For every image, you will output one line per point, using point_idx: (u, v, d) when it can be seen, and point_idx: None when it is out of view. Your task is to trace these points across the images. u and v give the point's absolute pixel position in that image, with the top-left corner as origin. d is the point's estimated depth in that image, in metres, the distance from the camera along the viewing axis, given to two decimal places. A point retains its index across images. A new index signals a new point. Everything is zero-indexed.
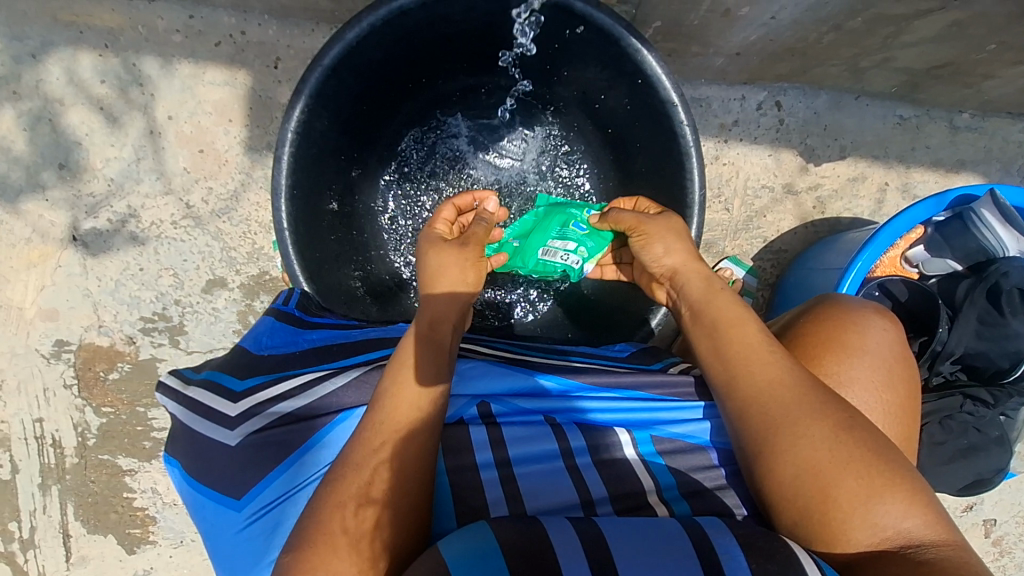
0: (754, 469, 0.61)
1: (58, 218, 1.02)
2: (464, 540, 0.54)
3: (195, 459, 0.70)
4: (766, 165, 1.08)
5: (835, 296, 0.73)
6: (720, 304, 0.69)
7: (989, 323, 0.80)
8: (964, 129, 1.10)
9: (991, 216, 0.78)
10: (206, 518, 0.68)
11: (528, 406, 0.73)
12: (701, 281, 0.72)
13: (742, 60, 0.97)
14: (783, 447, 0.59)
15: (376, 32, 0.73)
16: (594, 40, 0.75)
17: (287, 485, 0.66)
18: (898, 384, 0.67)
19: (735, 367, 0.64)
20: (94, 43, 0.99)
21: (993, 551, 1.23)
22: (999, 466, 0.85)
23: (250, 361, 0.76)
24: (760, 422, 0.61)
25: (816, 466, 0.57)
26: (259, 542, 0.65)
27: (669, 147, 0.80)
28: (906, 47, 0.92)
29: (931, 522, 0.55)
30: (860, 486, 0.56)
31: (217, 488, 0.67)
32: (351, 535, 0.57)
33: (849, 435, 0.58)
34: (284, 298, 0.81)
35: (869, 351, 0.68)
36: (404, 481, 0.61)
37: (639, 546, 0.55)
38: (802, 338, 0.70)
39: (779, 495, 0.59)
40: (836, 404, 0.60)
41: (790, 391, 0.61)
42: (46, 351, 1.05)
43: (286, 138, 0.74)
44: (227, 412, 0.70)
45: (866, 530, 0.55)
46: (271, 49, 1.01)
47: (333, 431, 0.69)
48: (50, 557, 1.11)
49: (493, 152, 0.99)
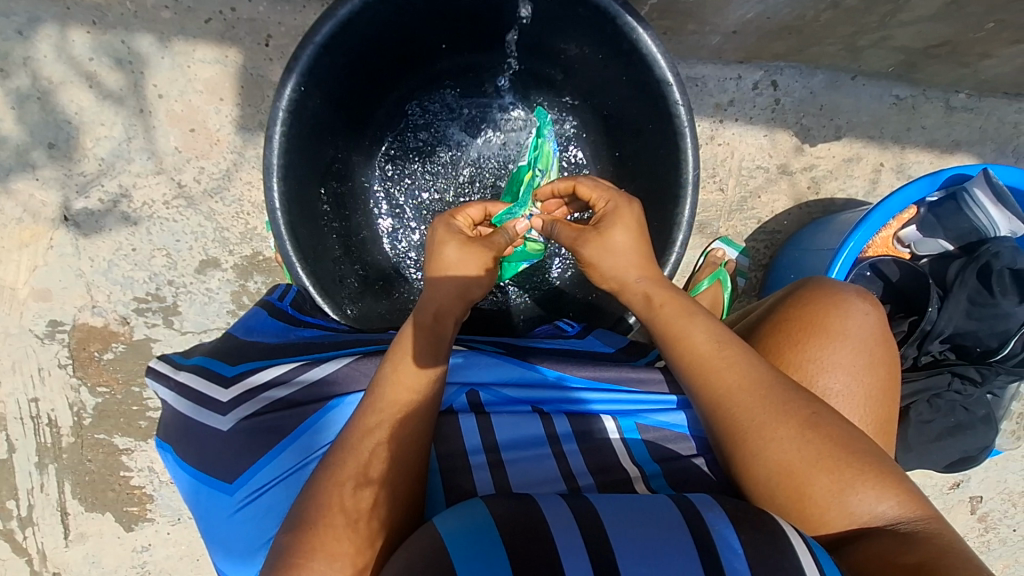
0: (732, 469, 0.62)
1: (49, 198, 1.01)
2: (459, 517, 0.53)
3: (187, 445, 0.70)
4: (762, 146, 1.08)
5: (823, 279, 0.73)
6: (666, 309, 0.68)
7: (979, 303, 0.79)
8: (959, 110, 1.09)
9: (984, 197, 0.78)
10: (202, 502, 0.69)
11: (518, 394, 0.74)
12: (643, 289, 0.70)
13: (738, 39, 0.96)
14: (753, 452, 0.60)
15: (369, 8, 0.72)
16: (590, 17, 0.75)
17: (281, 469, 0.67)
18: (878, 367, 0.67)
19: (695, 376, 0.64)
20: (82, 19, 0.97)
21: (976, 526, 1.25)
22: (984, 444, 0.86)
23: (242, 348, 0.77)
24: (728, 428, 0.61)
25: (789, 466, 0.58)
26: (255, 523, 0.66)
27: (663, 126, 0.80)
28: (904, 26, 0.91)
29: (907, 502, 0.57)
30: (832, 481, 0.57)
31: (208, 473, 0.68)
32: (349, 514, 0.58)
33: (815, 431, 0.58)
34: (279, 295, 0.85)
35: (852, 335, 0.67)
36: (405, 463, 0.62)
37: (632, 523, 0.54)
38: (784, 323, 0.70)
39: (757, 493, 0.60)
40: (800, 402, 0.60)
41: (752, 395, 0.61)
42: (41, 332, 1.05)
43: (277, 116, 0.73)
44: (217, 398, 0.71)
45: (843, 519, 0.57)
46: (262, 26, 1.00)
47: (326, 416, 0.69)
48: (49, 534, 1.12)
49: (487, 133, 0.98)
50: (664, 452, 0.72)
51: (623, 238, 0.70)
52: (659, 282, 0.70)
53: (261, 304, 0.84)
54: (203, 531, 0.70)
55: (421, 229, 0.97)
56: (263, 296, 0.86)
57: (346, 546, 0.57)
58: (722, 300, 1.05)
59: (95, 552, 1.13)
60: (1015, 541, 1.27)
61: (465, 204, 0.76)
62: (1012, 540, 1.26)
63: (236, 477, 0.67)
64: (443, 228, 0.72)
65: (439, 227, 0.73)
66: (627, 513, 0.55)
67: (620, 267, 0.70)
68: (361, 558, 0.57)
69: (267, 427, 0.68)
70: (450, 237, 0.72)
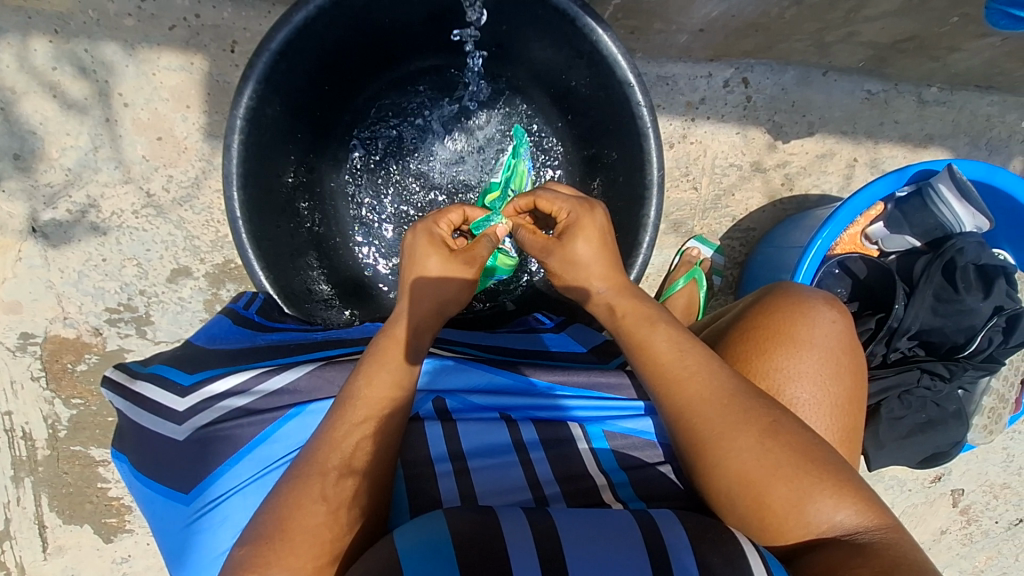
0: (695, 478, 0.62)
1: (16, 210, 1.01)
2: (419, 528, 0.52)
3: (145, 455, 0.70)
4: (734, 143, 1.07)
5: (790, 284, 0.73)
6: (629, 319, 0.68)
7: (944, 299, 0.79)
8: (931, 103, 1.09)
9: (948, 192, 0.77)
10: (158, 511, 0.68)
11: (484, 402, 0.74)
12: (605, 301, 0.70)
13: (706, 37, 0.96)
14: (713, 462, 0.59)
15: (325, 14, 0.71)
16: (550, 19, 0.74)
17: (238, 479, 0.66)
18: (844, 375, 0.67)
19: (659, 385, 0.63)
20: (43, 28, 0.96)
21: (958, 518, 1.25)
22: (957, 439, 0.86)
23: (202, 355, 0.75)
24: (690, 438, 0.61)
25: (748, 475, 0.57)
26: (205, 535, 0.65)
27: (626, 127, 0.79)
28: (869, 21, 0.91)
29: (864, 511, 0.57)
30: (790, 490, 0.56)
31: (167, 482, 0.68)
32: (331, 502, 0.57)
33: (774, 440, 0.58)
34: (244, 303, 0.82)
35: (818, 343, 0.67)
36: (381, 464, 0.61)
37: (589, 533, 0.54)
38: (753, 330, 0.69)
39: (718, 502, 0.60)
40: (760, 409, 0.60)
41: (712, 404, 0.60)
42: (11, 344, 1.04)
43: (234, 125, 0.72)
44: (173, 406, 0.69)
45: (801, 529, 0.56)
46: (226, 32, 0.99)
47: (287, 425, 0.68)
48: (27, 548, 1.11)
49: (455, 134, 0.98)
50: (632, 456, 0.71)
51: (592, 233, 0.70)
52: (623, 289, 0.70)
53: (224, 312, 0.82)
54: (160, 540, 0.69)
55: (392, 234, 0.98)
56: (229, 303, 0.83)
57: (322, 536, 0.56)
58: (697, 299, 1.05)
59: (74, 565, 1.13)
60: (997, 533, 1.28)
61: (444, 209, 0.74)
62: (994, 532, 1.27)
63: (195, 486, 0.66)
64: (427, 238, 0.72)
65: (420, 238, 0.72)
66: (586, 527, 0.54)
67: (591, 272, 0.70)
68: (335, 547, 0.56)
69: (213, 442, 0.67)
70: (433, 249, 0.71)
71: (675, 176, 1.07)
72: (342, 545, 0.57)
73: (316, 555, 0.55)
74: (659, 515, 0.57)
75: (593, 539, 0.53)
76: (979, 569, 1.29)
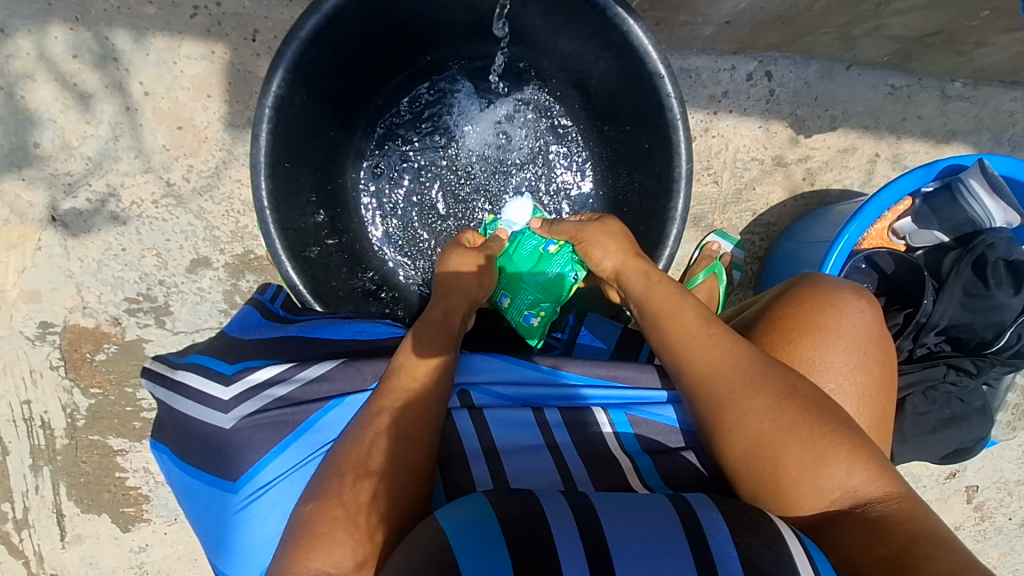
0: (713, 447, 0.62)
1: (36, 198, 1.00)
2: (460, 510, 0.52)
3: (187, 444, 0.69)
4: (756, 137, 1.07)
5: (817, 275, 0.73)
6: (662, 286, 0.73)
7: (974, 295, 0.79)
8: (955, 99, 1.08)
9: (979, 186, 0.77)
10: (202, 501, 0.68)
11: (509, 394, 0.73)
12: (643, 267, 0.76)
13: (732, 29, 0.95)
14: (731, 423, 0.60)
15: (354, 3, 0.71)
16: (579, 9, 0.74)
17: (282, 466, 0.66)
18: (871, 365, 0.66)
19: (679, 349, 0.66)
20: (64, 15, 0.95)
21: (973, 515, 1.25)
22: (981, 435, 0.86)
23: (239, 346, 0.75)
24: (708, 401, 0.62)
25: (764, 439, 0.58)
26: (254, 520, 0.65)
27: (655, 118, 0.79)
28: (898, 15, 0.90)
29: (876, 478, 0.56)
30: (804, 452, 0.56)
31: (210, 472, 0.67)
32: (349, 509, 0.56)
33: (789, 403, 0.58)
34: (271, 297, 0.84)
35: (847, 334, 0.67)
36: (404, 454, 0.60)
37: (629, 522, 0.53)
38: (779, 321, 0.69)
39: (736, 469, 0.60)
40: (778, 374, 0.61)
41: (732, 368, 0.62)
42: (31, 333, 1.04)
43: (262, 114, 0.71)
44: (217, 394, 0.69)
45: (815, 496, 0.56)
46: (248, 21, 0.98)
47: (328, 414, 0.68)
48: (45, 536, 1.11)
49: (477, 126, 0.97)
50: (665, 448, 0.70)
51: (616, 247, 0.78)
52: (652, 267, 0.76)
53: (252, 303, 0.82)
54: (202, 528, 0.69)
55: (412, 226, 0.97)
56: (253, 294, 0.85)
57: (344, 541, 0.54)
58: (719, 292, 1.02)
59: (93, 553, 1.13)
60: (1011, 530, 1.28)
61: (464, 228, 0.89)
62: (1008, 529, 1.27)
63: (239, 476, 0.65)
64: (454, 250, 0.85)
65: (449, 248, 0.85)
66: (626, 516, 0.54)
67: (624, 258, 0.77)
68: (361, 552, 0.54)
69: (241, 438, 0.66)
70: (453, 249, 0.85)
71: (696, 170, 1.06)
72: (369, 547, 0.55)
73: (344, 559, 0.54)
74: (701, 500, 0.57)
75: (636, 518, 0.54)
76: (992, 566, 1.30)
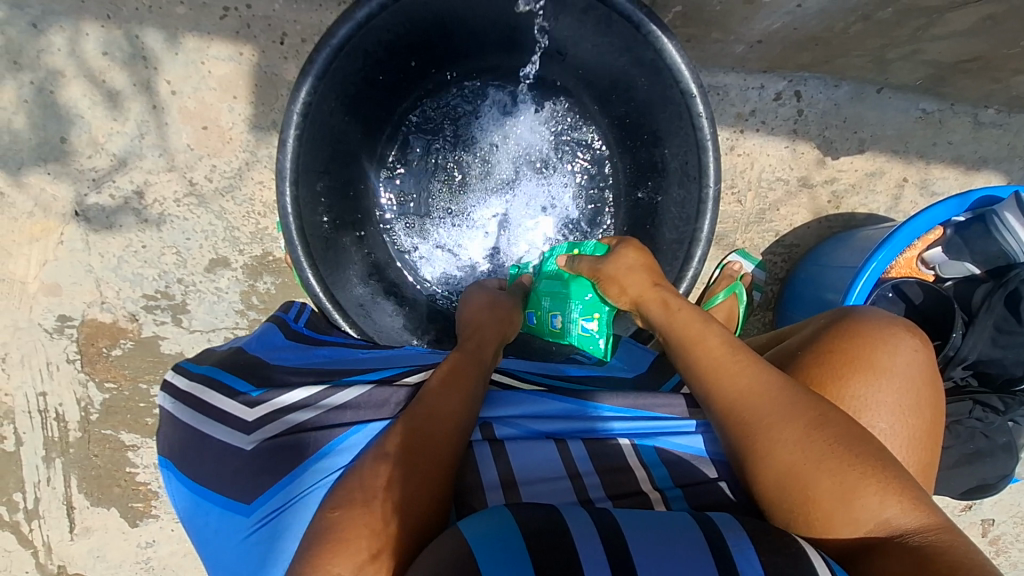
0: (742, 474, 0.62)
1: (61, 192, 1.01)
2: (484, 521, 0.52)
3: (201, 461, 0.66)
4: (783, 157, 1.05)
5: (864, 311, 0.75)
6: (682, 315, 0.73)
7: (1005, 330, 0.77)
8: (988, 125, 1.06)
9: (1015, 220, 0.75)
10: (214, 524, 0.63)
11: (532, 427, 0.71)
12: (662, 295, 0.76)
13: (763, 49, 0.94)
14: (762, 449, 0.60)
15: (386, 10, 0.71)
16: (612, 23, 0.74)
17: (297, 489, 0.62)
18: (923, 409, 0.68)
19: (707, 379, 0.66)
20: (96, 13, 0.96)
21: (988, 549, 1.22)
22: (1005, 471, 0.84)
23: (262, 368, 0.74)
24: (734, 427, 0.62)
25: (795, 466, 0.58)
26: (268, 545, 0.60)
27: (683, 136, 0.78)
28: (935, 40, 0.88)
29: (915, 512, 0.56)
30: (836, 484, 0.56)
31: (223, 493, 0.63)
32: (367, 493, 0.57)
33: (820, 432, 0.58)
34: (294, 316, 0.86)
35: (899, 372, 0.69)
36: (428, 455, 0.61)
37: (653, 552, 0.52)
38: (829, 355, 0.70)
39: (766, 498, 0.60)
40: (808, 403, 0.61)
41: (760, 397, 0.62)
42: (50, 326, 1.05)
43: (290, 120, 0.72)
44: (244, 416, 0.67)
45: (848, 528, 0.56)
46: (277, 24, 0.98)
47: (349, 440, 0.65)
48: (55, 527, 1.12)
49: (501, 135, 0.97)
50: (688, 472, 0.68)
51: (634, 279, 0.78)
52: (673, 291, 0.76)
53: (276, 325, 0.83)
54: (211, 555, 0.64)
55: (433, 235, 0.98)
56: (275, 312, 0.86)
57: (363, 528, 0.54)
58: (738, 313, 1.01)
59: (100, 547, 1.13)
60: None
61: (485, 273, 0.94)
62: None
63: (254, 498, 0.62)
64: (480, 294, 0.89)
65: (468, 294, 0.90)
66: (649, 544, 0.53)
67: (642, 288, 0.77)
68: (376, 542, 0.53)
69: (265, 447, 0.64)
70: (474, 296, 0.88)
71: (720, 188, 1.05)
72: (383, 538, 0.54)
73: (359, 543, 0.53)
74: (724, 529, 0.55)
75: (656, 548, 0.52)
76: None
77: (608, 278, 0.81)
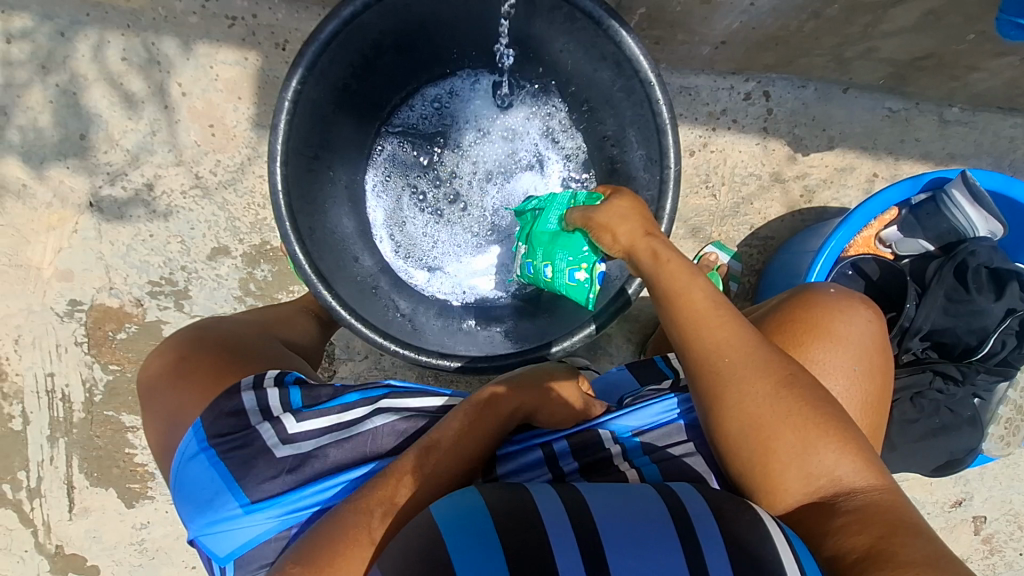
0: (708, 425, 0.64)
1: (78, 184, 1.09)
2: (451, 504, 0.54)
3: (222, 431, 0.70)
4: (755, 153, 1.10)
5: (812, 285, 0.77)
6: (672, 264, 0.69)
7: (956, 300, 0.82)
8: (953, 123, 1.11)
9: (961, 197, 0.81)
10: (208, 495, 0.68)
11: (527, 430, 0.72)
12: (652, 245, 0.71)
13: (728, 50, 1.01)
14: (729, 403, 0.62)
15: (371, 9, 0.78)
16: (577, 20, 0.80)
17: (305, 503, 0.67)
18: (875, 375, 0.71)
19: (687, 334, 0.66)
20: (117, 23, 1.06)
21: (980, 547, 1.21)
22: (971, 446, 0.86)
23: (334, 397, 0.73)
24: (710, 378, 0.63)
25: (760, 421, 0.60)
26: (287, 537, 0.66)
27: (646, 121, 0.84)
28: (887, 37, 0.94)
29: (863, 471, 0.60)
30: (797, 440, 0.60)
31: (239, 477, 0.67)
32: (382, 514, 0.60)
33: (790, 390, 0.61)
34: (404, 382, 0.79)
35: (856, 340, 0.71)
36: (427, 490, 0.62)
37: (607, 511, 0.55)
38: (791, 321, 0.72)
39: (727, 449, 0.62)
40: (781, 362, 0.63)
41: (738, 352, 0.63)
42: (61, 310, 1.12)
43: (283, 106, 0.78)
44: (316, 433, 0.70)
45: (801, 481, 0.60)
46: (280, 33, 1.07)
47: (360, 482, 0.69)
48: (55, 506, 1.16)
49: (482, 127, 1.06)
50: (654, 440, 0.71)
51: (626, 227, 0.73)
52: (664, 241, 0.71)
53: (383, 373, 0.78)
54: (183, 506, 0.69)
55: (417, 219, 1.05)
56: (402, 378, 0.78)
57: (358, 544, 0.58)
58: None
59: (97, 527, 1.17)
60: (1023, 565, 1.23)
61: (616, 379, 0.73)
62: (1018, 564, 1.22)
63: (266, 498, 0.66)
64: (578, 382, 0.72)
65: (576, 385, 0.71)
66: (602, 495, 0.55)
67: (633, 237, 0.72)
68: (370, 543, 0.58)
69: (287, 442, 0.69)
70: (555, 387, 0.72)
71: (695, 183, 1.10)
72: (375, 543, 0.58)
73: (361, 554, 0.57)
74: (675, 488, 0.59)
75: (606, 520, 0.54)
76: None
77: (600, 226, 0.75)
